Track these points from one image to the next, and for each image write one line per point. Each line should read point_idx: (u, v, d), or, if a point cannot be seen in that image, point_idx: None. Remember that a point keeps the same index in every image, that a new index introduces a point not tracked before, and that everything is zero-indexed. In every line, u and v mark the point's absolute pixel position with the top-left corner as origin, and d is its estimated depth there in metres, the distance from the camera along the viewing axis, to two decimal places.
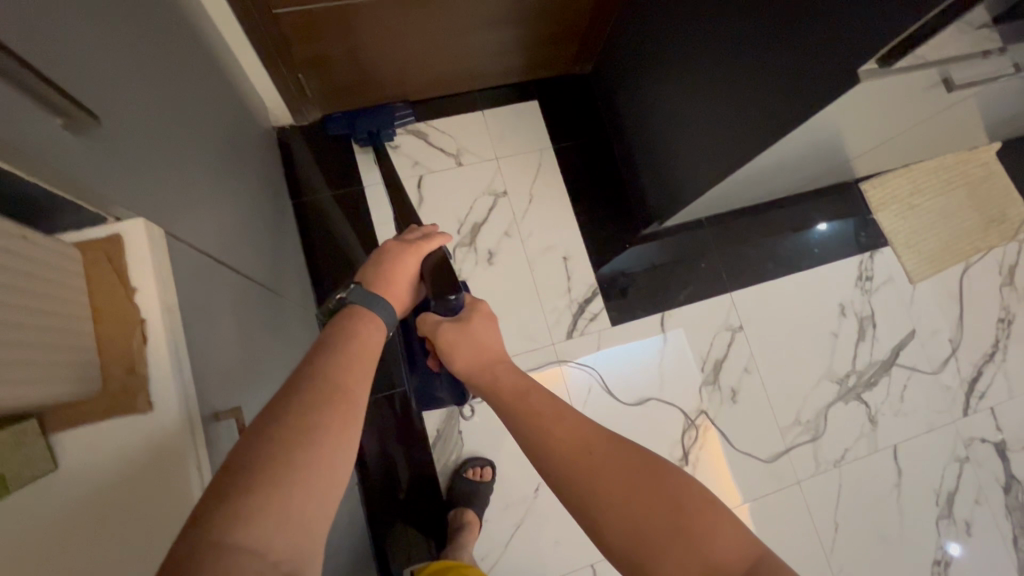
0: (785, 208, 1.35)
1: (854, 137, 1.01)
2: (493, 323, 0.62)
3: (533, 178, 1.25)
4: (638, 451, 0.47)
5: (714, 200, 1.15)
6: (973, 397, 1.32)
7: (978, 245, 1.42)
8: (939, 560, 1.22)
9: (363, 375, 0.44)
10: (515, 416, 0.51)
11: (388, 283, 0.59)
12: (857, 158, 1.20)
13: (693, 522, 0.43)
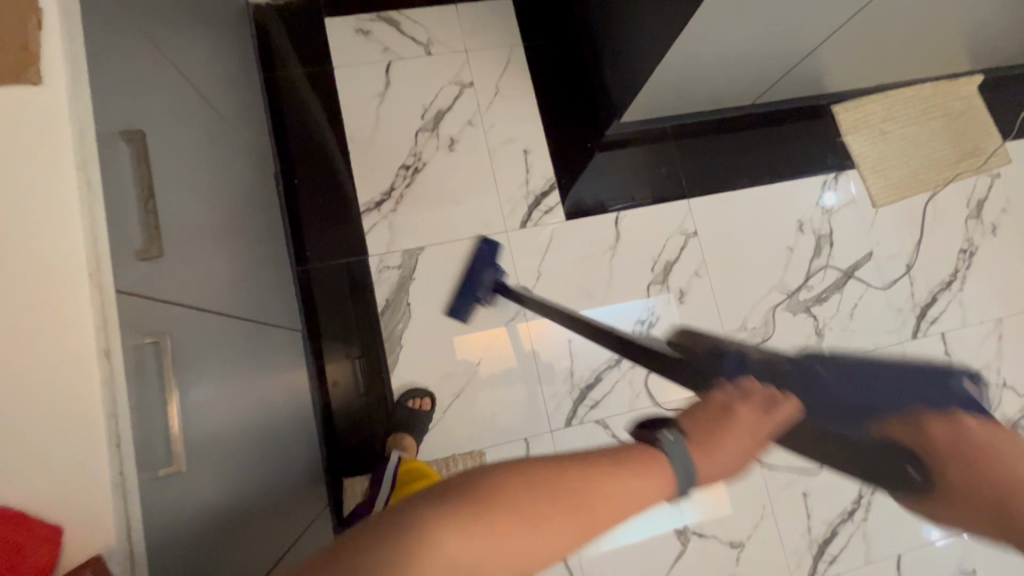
0: (751, 125, 1.37)
1: (812, 30, 1.02)
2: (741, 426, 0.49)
3: (501, 71, 1.27)
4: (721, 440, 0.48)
5: (674, 95, 1.17)
6: (924, 321, 1.33)
7: (947, 176, 1.41)
8: None
9: (607, 509, 0.39)
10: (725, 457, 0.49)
11: (706, 453, 0.46)
12: (824, 66, 1.20)
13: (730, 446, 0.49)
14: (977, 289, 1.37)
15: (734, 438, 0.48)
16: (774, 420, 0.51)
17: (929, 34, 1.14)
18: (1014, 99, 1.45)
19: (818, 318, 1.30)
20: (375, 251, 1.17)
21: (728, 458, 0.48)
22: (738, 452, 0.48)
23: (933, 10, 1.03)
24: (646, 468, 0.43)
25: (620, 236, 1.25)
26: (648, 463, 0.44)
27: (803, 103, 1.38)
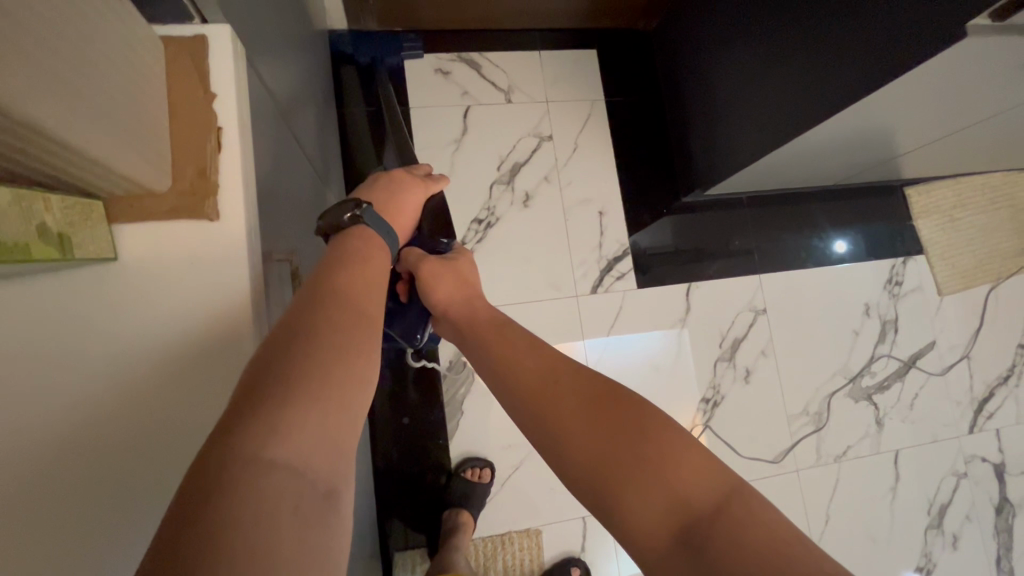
0: (822, 202, 1.34)
1: (923, 131, 0.99)
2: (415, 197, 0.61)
3: (581, 127, 1.23)
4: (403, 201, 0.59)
5: (762, 174, 1.14)
6: (981, 415, 1.32)
7: (1011, 269, 1.39)
8: (921, 567, 1.23)
9: (379, 300, 0.43)
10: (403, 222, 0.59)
11: (392, 211, 0.57)
12: (912, 156, 1.17)
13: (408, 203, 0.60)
14: None
15: (410, 200, 0.60)
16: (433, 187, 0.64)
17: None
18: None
19: (880, 408, 1.27)
20: None
21: (409, 211, 0.60)
22: (415, 210, 0.61)
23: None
24: (355, 241, 0.47)
25: (689, 308, 1.21)
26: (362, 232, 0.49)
27: (876, 184, 1.36)
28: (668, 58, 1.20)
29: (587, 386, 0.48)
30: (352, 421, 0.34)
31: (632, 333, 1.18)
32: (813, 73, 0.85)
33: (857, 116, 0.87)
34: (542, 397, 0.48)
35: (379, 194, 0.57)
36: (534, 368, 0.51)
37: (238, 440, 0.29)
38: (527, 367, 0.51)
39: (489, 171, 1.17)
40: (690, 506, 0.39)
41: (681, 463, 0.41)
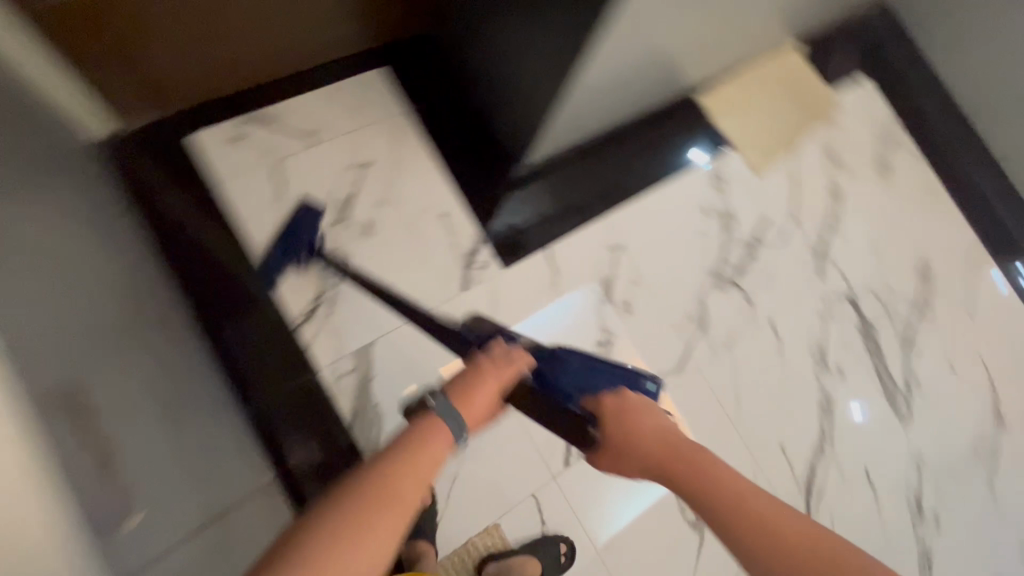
0: (637, 134, 1.45)
1: (673, 46, 1.12)
2: (485, 385, 0.81)
3: (395, 143, 1.26)
4: (494, 391, 0.81)
5: (567, 129, 1.23)
6: (822, 260, 1.53)
7: (800, 134, 1.62)
8: (824, 404, 1.41)
9: (412, 497, 0.65)
10: (482, 395, 0.80)
11: (467, 404, 0.78)
12: (682, 71, 1.32)
13: (489, 379, 0.81)
14: (852, 221, 1.59)
15: (482, 393, 0.80)
16: (516, 369, 0.84)
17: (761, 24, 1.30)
18: (829, 54, 1.70)
19: (745, 289, 1.43)
20: (322, 362, 1.11)
21: (483, 400, 0.80)
22: (488, 396, 0.80)
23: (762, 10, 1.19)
24: (422, 431, 0.72)
25: (555, 269, 1.29)
26: (432, 425, 0.73)
27: (673, 100, 1.50)
28: (448, 53, 1.25)
29: (771, 509, 0.70)
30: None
31: (552, 304, 1.27)
32: (557, 26, 0.93)
33: (611, 52, 0.97)
34: (746, 533, 0.69)
35: (478, 386, 0.80)
36: (710, 486, 0.74)
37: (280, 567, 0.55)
38: (718, 489, 0.73)
39: (321, 215, 1.17)
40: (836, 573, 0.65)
41: (795, 530, 0.68)
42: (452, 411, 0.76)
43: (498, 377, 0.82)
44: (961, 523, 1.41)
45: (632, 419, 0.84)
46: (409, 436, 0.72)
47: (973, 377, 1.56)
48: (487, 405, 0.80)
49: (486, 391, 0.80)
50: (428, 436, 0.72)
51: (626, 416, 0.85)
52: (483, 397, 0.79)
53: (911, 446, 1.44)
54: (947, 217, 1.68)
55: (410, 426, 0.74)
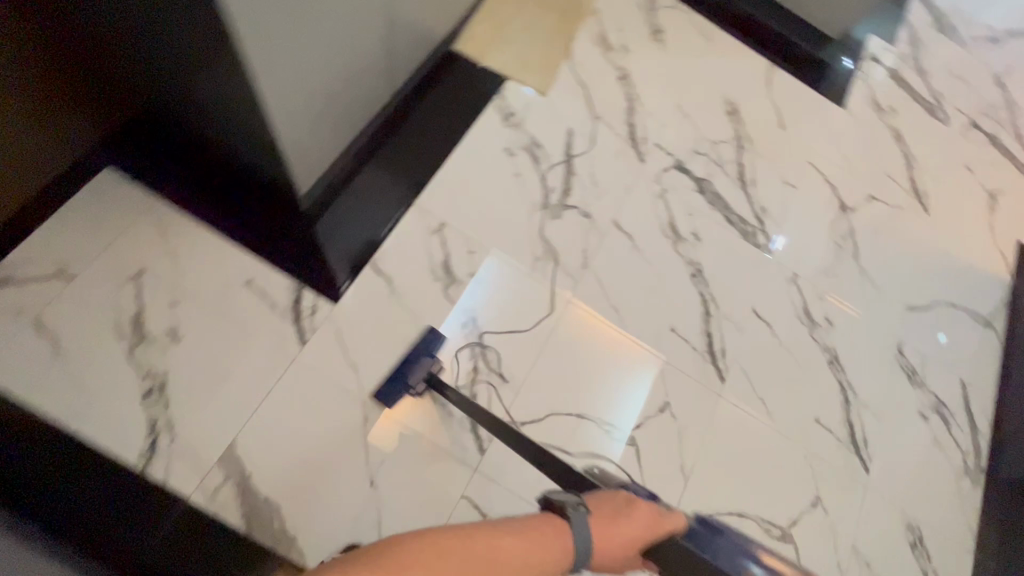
0: (412, 112, 1.43)
1: (367, 25, 1.07)
2: (627, 523, 0.89)
3: (161, 235, 1.15)
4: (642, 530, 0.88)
5: (327, 147, 1.18)
6: (639, 145, 1.55)
7: (569, 37, 1.61)
8: (694, 272, 1.45)
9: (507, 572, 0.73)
10: (621, 531, 0.88)
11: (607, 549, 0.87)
12: (412, 34, 1.28)
13: (642, 527, 0.89)
14: (650, 94, 1.62)
15: (623, 536, 0.88)
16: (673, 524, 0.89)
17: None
18: None
19: (577, 204, 1.43)
20: (187, 486, 1.02)
21: (626, 538, 0.87)
22: (626, 535, 0.88)
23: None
24: (549, 524, 0.82)
25: (387, 279, 1.24)
26: (555, 522, 0.83)
27: (431, 64, 1.48)
28: (169, 123, 1.16)
29: None
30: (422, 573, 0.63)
31: (462, 299, 1.28)
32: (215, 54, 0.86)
33: (287, 56, 0.91)
34: None
35: (623, 528, 0.88)
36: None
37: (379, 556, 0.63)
38: None
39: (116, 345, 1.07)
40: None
41: None
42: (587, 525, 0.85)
43: (642, 525, 0.89)
44: (848, 313, 1.53)
45: None
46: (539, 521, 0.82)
47: (808, 183, 1.66)
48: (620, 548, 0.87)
49: (625, 531, 0.88)
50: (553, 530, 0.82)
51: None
52: (632, 526, 0.88)
53: (783, 269, 1.53)
54: (727, 54, 1.77)
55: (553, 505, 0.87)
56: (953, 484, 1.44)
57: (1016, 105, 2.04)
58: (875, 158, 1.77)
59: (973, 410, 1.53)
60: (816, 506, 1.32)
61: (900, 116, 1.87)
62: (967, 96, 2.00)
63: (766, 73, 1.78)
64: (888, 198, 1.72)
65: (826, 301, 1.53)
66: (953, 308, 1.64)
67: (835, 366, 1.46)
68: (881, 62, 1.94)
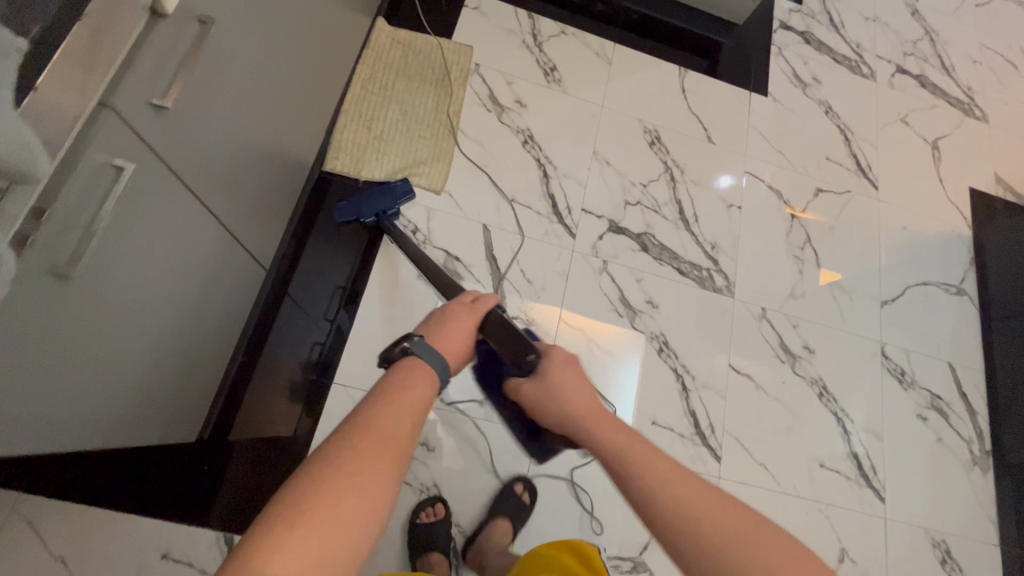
0: (298, 265, 1.27)
1: (168, 283, 0.77)
2: (456, 321, 0.73)
3: (35, 538, 0.93)
4: (468, 320, 0.74)
5: (208, 362, 0.99)
6: (565, 216, 1.37)
7: (454, 111, 1.39)
8: (661, 347, 1.32)
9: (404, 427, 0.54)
10: (448, 327, 0.72)
11: (452, 339, 0.70)
12: (265, 189, 1.05)
13: (465, 312, 0.76)
14: (561, 151, 1.43)
15: (460, 326, 0.73)
16: (484, 305, 0.76)
17: (284, 72, 1.01)
18: (415, 13, 1.47)
19: (516, 313, 1.27)
20: None
21: (461, 328, 0.72)
22: (465, 329, 0.73)
23: (215, 79, 0.76)
24: (402, 370, 0.61)
25: None
26: (406, 366, 0.62)
27: (304, 200, 1.29)
28: None
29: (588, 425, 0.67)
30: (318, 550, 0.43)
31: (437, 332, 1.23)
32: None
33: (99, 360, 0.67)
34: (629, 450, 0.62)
35: (468, 331, 0.73)
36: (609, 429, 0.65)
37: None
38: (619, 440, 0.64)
39: None
40: (713, 545, 0.53)
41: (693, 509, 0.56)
42: (438, 358, 0.64)
43: (464, 313, 0.76)
44: (823, 332, 1.44)
45: (559, 385, 0.71)
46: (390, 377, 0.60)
47: (751, 195, 1.53)
48: (449, 333, 0.71)
49: (457, 325, 0.73)
50: (400, 373, 0.60)
51: (552, 378, 0.73)
52: (462, 325, 0.73)
53: (749, 308, 1.41)
54: (631, 70, 1.57)
55: (395, 353, 0.65)
56: (965, 478, 1.40)
57: (934, 34, 1.92)
58: (811, 142, 1.64)
59: (966, 390, 1.48)
60: (843, 560, 1.25)
61: (826, 85, 1.73)
62: (886, 38, 1.87)
63: (678, 80, 1.60)
64: (834, 185, 1.61)
65: (800, 328, 1.43)
66: (923, 285, 1.57)
67: (826, 399, 1.38)
68: (792, 27, 1.78)
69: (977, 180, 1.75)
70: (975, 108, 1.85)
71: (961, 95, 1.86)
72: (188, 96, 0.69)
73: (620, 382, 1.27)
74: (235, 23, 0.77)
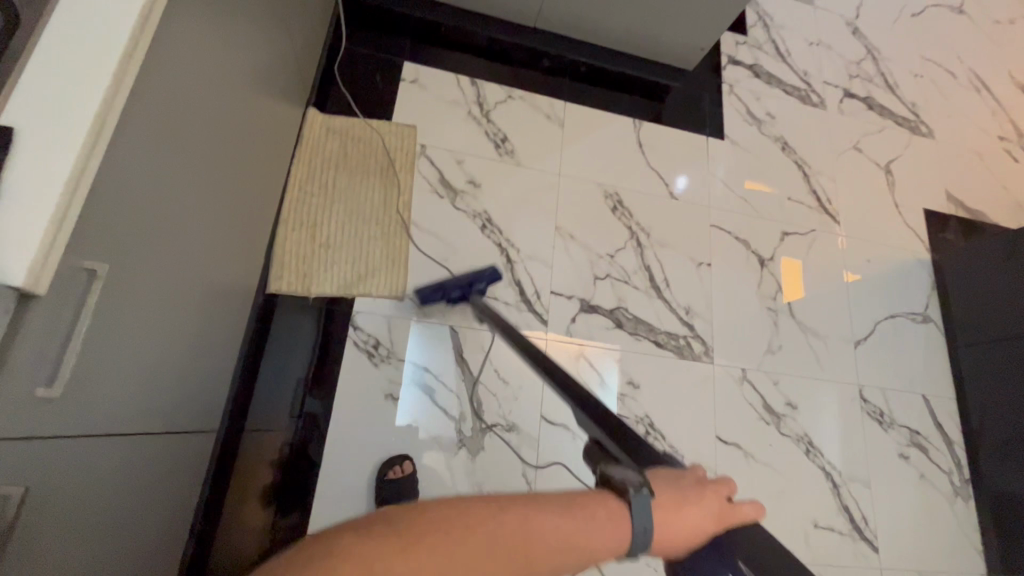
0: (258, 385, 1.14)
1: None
2: (695, 502, 0.54)
3: None
4: (714, 516, 0.53)
5: None
6: (535, 302, 1.31)
7: (404, 203, 1.29)
8: (648, 429, 1.29)
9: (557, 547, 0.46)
10: (680, 495, 0.55)
11: (670, 518, 0.52)
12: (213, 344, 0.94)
13: (719, 506, 0.54)
14: (523, 230, 1.36)
15: (694, 513, 0.53)
16: (746, 516, 0.53)
17: (219, 223, 0.90)
18: (348, 95, 1.35)
19: (496, 420, 1.20)
20: None
21: (695, 511, 0.53)
22: (698, 516, 0.53)
23: (137, 295, 0.65)
24: (597, 504, 0.51)
25: None
26: (602, 509, 0.51)
27: (255, 311, 1.13)
28: None
29: None
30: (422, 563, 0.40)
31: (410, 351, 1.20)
32: None
33: None
34: None
35: (704, 522, 0.52)
36: None
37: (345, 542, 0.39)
38: None
39: None
40: None
41: None
42: (639, 526, 0.50)
43: (718, 507, 0.54)
44: (803, 385, 1.43)
45: None
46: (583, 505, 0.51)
47: (719, 250, 1.50)
48: (685, 517, 0.53)
49: (700, 516, 0.53)
50: (590, 508, 0.51)
51: None
52: (696, 508, 0.53)
53: (729, 372, 1.39)
54: (586, 130, 1.50)
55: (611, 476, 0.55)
56: (949, 512, 1.42)
57: (876, 51, 1.93)
58: (772, 184, 1.62)
59: (942, 421, 1.51)
60: None
61: (779, 119, 1.71)
62: (832, 62, 1.86)
63: (634, 134, 1.55)
64: (797, 226, 1.59)
65: (780, 385, 1.41)
66: (892, 318, 1.58)
67: (813, 454, 1.37)
68: (741, 61, 1.74)
69: (931, 199, 1.78)
70: (921, 124, 1.88)
71: (907, 112, 1.87)
72: (106, 334, 0.58)
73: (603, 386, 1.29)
74: (154, 217, 0.66)
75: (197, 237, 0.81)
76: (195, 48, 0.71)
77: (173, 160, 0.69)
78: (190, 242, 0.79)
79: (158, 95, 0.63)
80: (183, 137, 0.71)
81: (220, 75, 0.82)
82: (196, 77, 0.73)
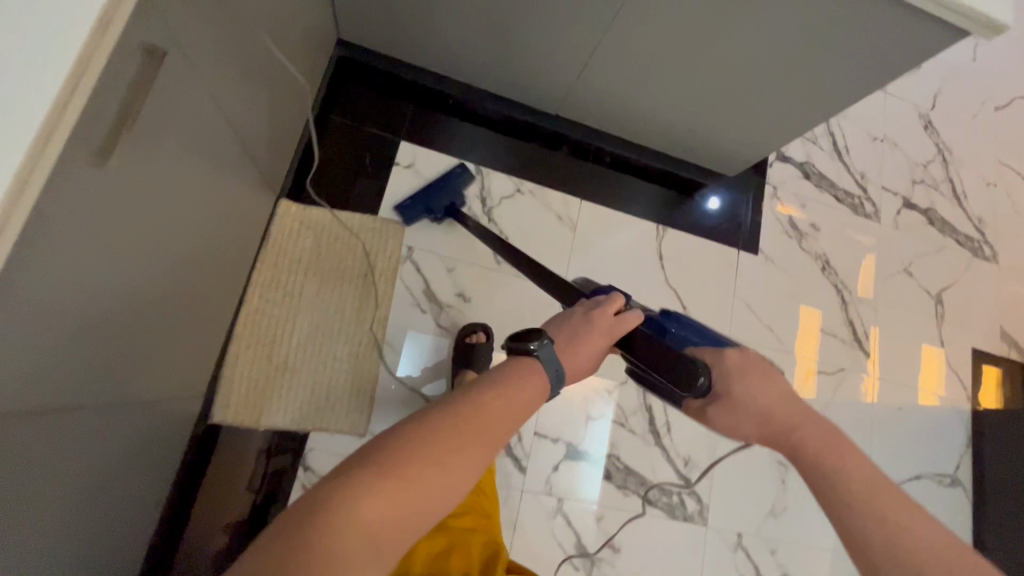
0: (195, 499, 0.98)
1: None
2: (592, 338, 0.64)
3: None
4: (603, 340, 0.66)
5: None
6: (516, 446, 1.16)
7: (381, 318, 1.13)
8: None
9: (513, 415, 0.53)
10: (565, 331, 0.65)
11: (582, 356, 0.63)
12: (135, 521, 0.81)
13: (604, 332, 0.67)
14: None
15: (592, 342, 0.64)
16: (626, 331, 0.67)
17: (143, 411, 0.75)
18: (333, 177, 1.19)
19: None
20: None
21: (593, 346, 0.64)
22: (593, 351, 0.64)
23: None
24: (521, 374, 0.56)
25: None
26: (530, 373, 0.57)
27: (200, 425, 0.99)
28: None
29: None
30: (412, 495, 0.43)
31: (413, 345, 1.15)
32: None
33: None
34: None
35: (598, 349, 0.65)
36: None
37: (320, 503, 0.40)
38: None
39: None
40: None
41: None
42: (556, 376, 0.59)
43: (606, 335, 0.67)
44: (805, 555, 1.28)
45: None
46: (512, 377, 0.56)
47: None
48: (580, 353, 0.63)
49: (591, 351, 0.64)
50: (520, 376, 0.56)
51: None
52: (593, 341, 0.64)
53: (724, 536, 1.24)
54: (600, 237, 1.32)
55: (515, 341, 0.60)
56: None
57: (948, 151, 1.68)
58: (805, 312, 1.43)
59: None
60: None
61: (824, 232, 1.50)
62: (896, 163, 1.62)
63: (655, 243, 1.36)
64: (826, 363, 1.41)
65: (778, 554, 1.27)
66: (916, 480, 1.41)
67: None
68: (791, 157, 1.52)
69: (983, 338, 1.57)
70: (985, 245, 1.65)
71: (971, 229, 1.65)
72: None
73: (588, 452, 1.19)
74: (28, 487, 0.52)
75: (107, 461, 0.66)
76: (90, 280, 0.54)
77: (51, 423, 0.54)
78: (100, 463, 0.65)
79: (14, 390, 0.47)
80: (76, 379, 0.56)
81: (146, 263, 0.65)
82: (92, 311, 0.55)
